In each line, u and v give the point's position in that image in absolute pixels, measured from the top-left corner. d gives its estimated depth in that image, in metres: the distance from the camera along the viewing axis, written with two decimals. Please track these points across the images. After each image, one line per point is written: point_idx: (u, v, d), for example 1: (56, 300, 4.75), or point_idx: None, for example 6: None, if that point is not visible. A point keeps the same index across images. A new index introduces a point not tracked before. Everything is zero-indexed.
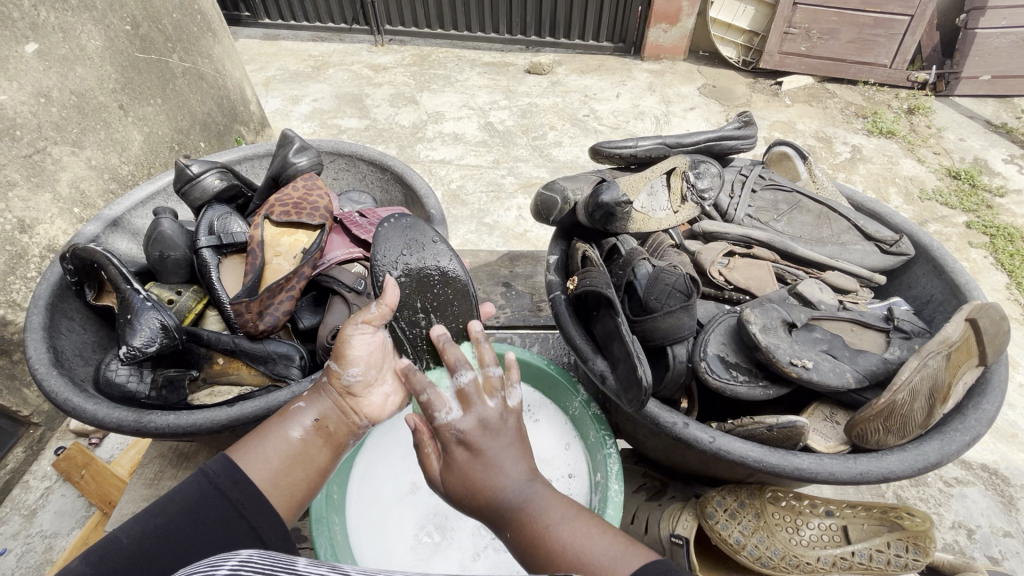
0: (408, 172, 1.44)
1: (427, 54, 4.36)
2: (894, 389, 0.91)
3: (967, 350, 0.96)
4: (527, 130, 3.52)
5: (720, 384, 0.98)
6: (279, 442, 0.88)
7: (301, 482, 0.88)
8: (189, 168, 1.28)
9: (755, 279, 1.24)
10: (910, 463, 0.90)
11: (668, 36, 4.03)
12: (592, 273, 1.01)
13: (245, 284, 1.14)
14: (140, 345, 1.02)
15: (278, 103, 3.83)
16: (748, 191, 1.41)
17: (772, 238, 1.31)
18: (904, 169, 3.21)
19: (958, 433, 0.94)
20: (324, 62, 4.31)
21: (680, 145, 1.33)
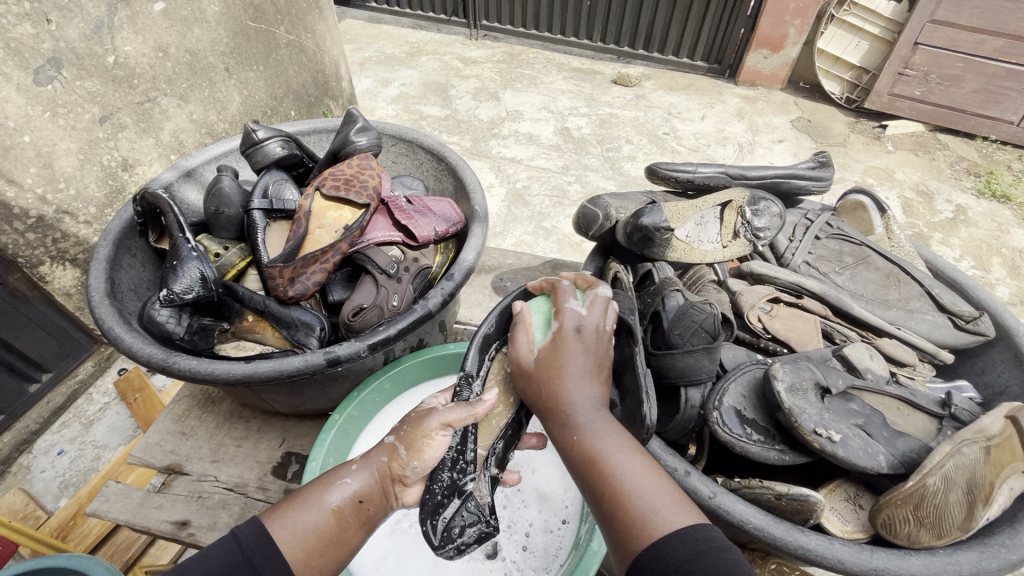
0: (462, 166, 1.47)
1: (518, 53, 4.40)
2: (926, 473, 0.81)
3: (1014, 454, 0.90)
4: (602, 140, 3.47)
5: (729, 438, 0.92)
6: (316, 515, 0.79)
7: (329, 563, 0.77)
8: (255, 133, 1.35)
9: (795, 332, 1.16)
10: (935, 569, 0.83)
11: (768, 63, 3.84)
12: (622, 297, 1.01)
13: (285, 249, 1.17)
14: (179, 290, 1.09)
15: (370, 83, 4.00)
16: (810, 237, 1.36)
17: (824, 290, 1.22)
18: (1014, 240, 2.88)
19: (1001, 550, 0.87)
20: (418, 49, 4.46)
21: (744, 177, 1.28)
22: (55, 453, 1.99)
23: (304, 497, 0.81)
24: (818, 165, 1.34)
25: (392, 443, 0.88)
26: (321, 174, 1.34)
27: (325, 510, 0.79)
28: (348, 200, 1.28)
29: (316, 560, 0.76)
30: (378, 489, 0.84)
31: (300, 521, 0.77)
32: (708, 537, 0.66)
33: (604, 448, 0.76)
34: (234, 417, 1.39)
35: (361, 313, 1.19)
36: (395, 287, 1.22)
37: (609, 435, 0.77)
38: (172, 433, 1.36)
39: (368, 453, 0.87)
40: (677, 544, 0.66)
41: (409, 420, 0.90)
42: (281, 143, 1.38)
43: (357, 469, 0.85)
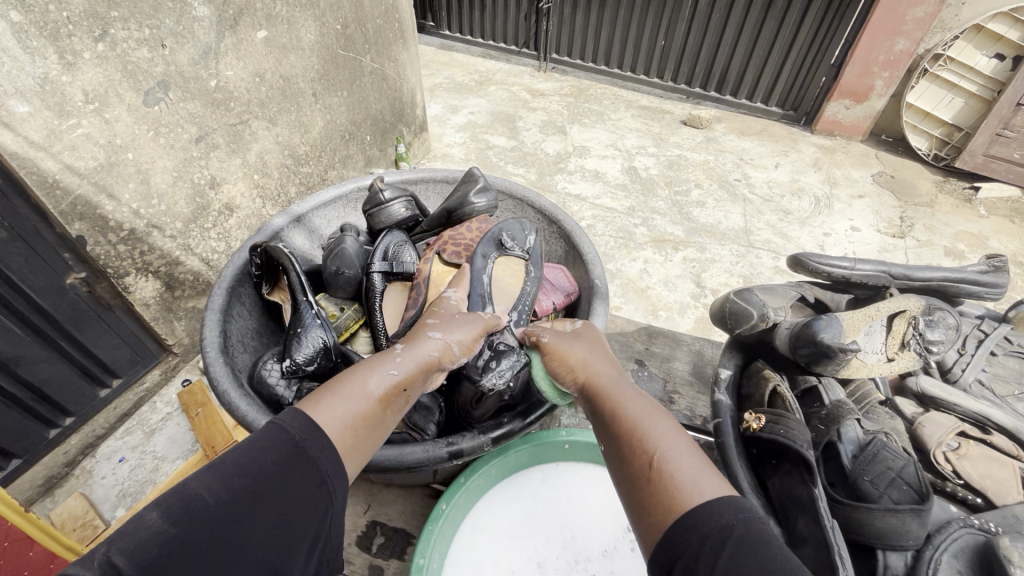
0: (575, 232, 1.50)
1: (586, 88, 4.40)
2: None
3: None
4: (670, 182, 3.40)
5: None
6: (360, 395, 0.86)
7: (370, 444, 0.84)
8: (382, 194, 1.44)
9: (992, 477, 1.21)
10: None
11: (849, 113, 3.69)
12: (793, 427, 1.17)
13: (406, 319, 1.24)
14: (301, 359, 1.08)
15: (439, 109, 4.07)
16: (983, 353, 1.49)
17: (1015, 425, 1.32)
18: None
19: None
20: (487, 78, 4.52)
21: (907, 278, 1.36)
22: (117, 460, 2.01)
23: (348, 379, 0.88)
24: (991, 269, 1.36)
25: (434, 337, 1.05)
26: (440, 238, 1.42)
27: (369, 390, 0.88)
28: (466, 266, 1.34)
29: (360, 432, 0.82)
30: (419, 371, 0.98)
31: (347, 396, 0.84)
32: (742, 516, 0.68)
33: (640, 418, 0.86)
34: None
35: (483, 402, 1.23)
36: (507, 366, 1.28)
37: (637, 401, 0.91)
38: None
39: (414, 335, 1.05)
40: (709, 516, 0.69)
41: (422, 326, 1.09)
42: (405, 205, 1.45)
43: (398, 360, 0.97)
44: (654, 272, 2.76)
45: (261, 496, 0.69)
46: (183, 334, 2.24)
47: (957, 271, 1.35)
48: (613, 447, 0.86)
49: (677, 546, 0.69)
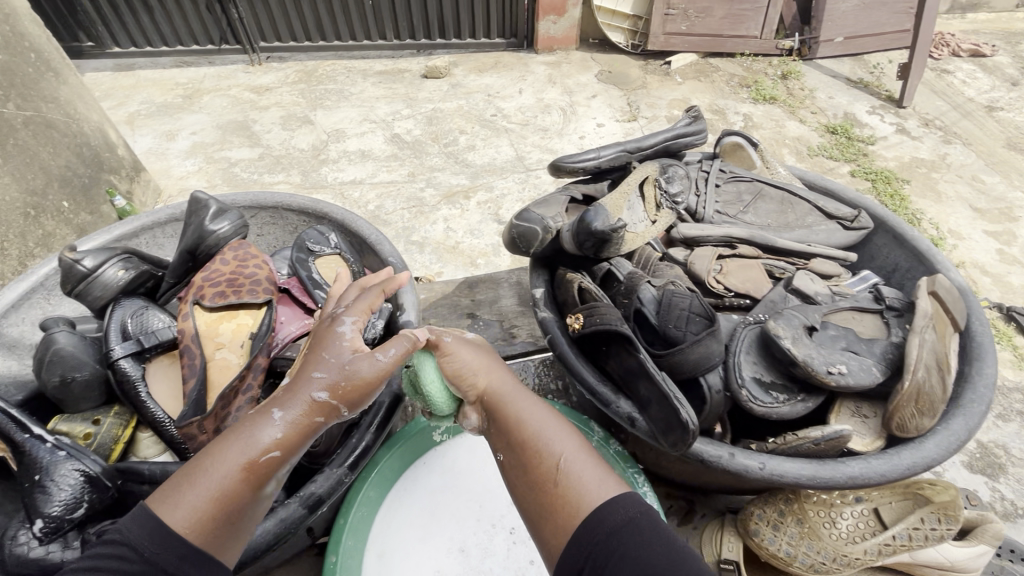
0: (350, 220, 1.55)
1: (313, 69, 4.07)
2: (914, 371, 1.09)
3: (946, 319, 1.20)
4: (436, 137, 3.40)
5: (764, 409, 1.15)
6: (218, 477, 0.80)
7: (227, 521, 0.80)
8: (82, 264, 1.31)
9: (751, 281, 1.38)
10: (945, 444, 1.10)
11: (558, 27, 4.07)
12: (601, 311, 1.20)
13: (190, 402, 1.19)
14: (57, 504, 1.04)
15: (151, 141, 3.40)
16: (712, 187, 1.53)
17: (751, 234, 1.45)
18: (790, 131, 3.48)
19: (973, 405, 1.15)
20: (195, 89, 3.89)
21: (640, 149, 1.54)
22: None
23: (212, 456, 0.81)
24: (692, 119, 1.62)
25: (322, 382, 0.88)
26: (194, 286, 1.38)
27: (232, 469, 0.81)
28: (240, 303, 1.34)
29: (224, 507, 0.79)
30: (314, 424, 0.87)
31: (205, 483, 0.78)
32: (639, 511, 0.79)
33: (546, 438, 0.90)
34: None
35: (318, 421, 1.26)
36: None
37: (526, 407, 0.95)
38: None
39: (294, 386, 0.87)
40: (619, 516, 0.78)
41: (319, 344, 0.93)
42: (122, 264, 1.36)
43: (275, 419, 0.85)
44: (457, 226, 2.79)
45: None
46: None
47: (671, 132, 1.57)
48: (516, 462, 0.90)
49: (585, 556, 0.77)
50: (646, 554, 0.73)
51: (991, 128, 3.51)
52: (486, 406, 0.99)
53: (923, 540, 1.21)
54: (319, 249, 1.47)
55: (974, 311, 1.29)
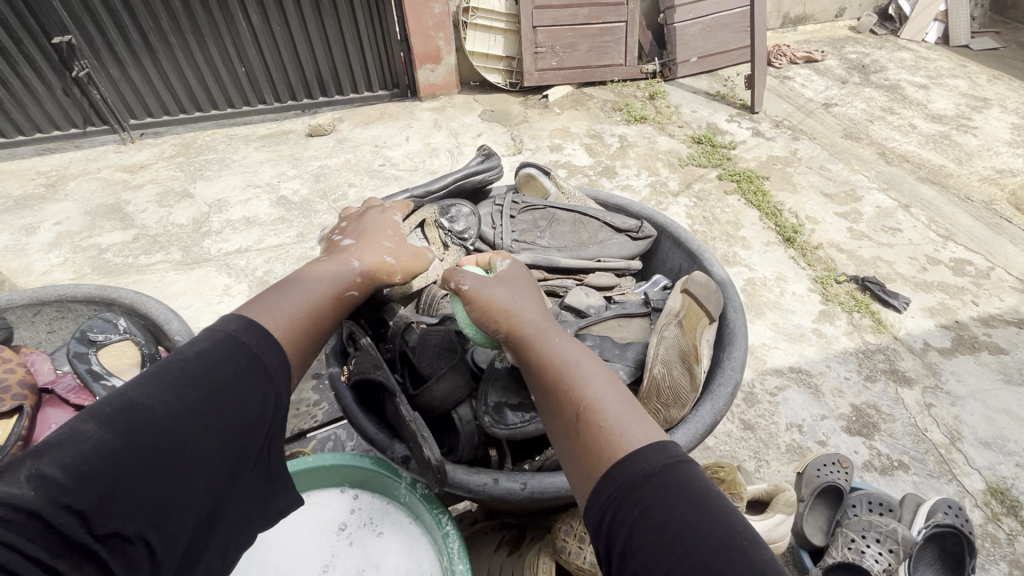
0: (136, 300, 1.60)
1: (192, 141, 3.95)
2: (652, 366, 1.12)
3: (697, 316, 1.21)
4: (325, 194, 3.37)
5: (506, 433, 1.15)
6: (293, 295, 1.01)
7: (292, 330, 0.96)
8: None
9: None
10: (691, 433, 1.09)
11: (437, 74, 4.21)
12: (359, 359, 1.21)
13: None
14: None
15: (7, 237, 3.13)
16: (507, 219, 1.58)
17: (537, 258, 1.50)
18: (662, 146, 3.76)
19: (721, 388, 1.16)
20: (59, 175, 3.65)
21: (429, 192, 1.58)
22: None
23: (298, 282, 1.05)
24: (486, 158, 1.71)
25: (362, 264, 1.14)
26: None
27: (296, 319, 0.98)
28: None
29: (308, 331, 0.99)
30: (347, 299, 1.10)
31: (291, 289, 1.02)
32: (673, 454, 0.72)
33: (577, 367, 0.88)
34: None
35: None
36: None
37: (572, 344, 0.92)
38: None
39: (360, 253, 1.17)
40: (642, 457, 0.71)
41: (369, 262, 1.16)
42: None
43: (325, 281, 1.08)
44: None
45: (201, 417, 0.80)
46: None
47: (462, 172, 1.65)
48: (549, 391, 0.88)
49: (607, 485, 0.71)
50: (663, 502, 0.67)
51: (830, 123, 3.96)
52: (511, 339, 0.96)
53: None
54: None
55: (728, 300, 1.32)
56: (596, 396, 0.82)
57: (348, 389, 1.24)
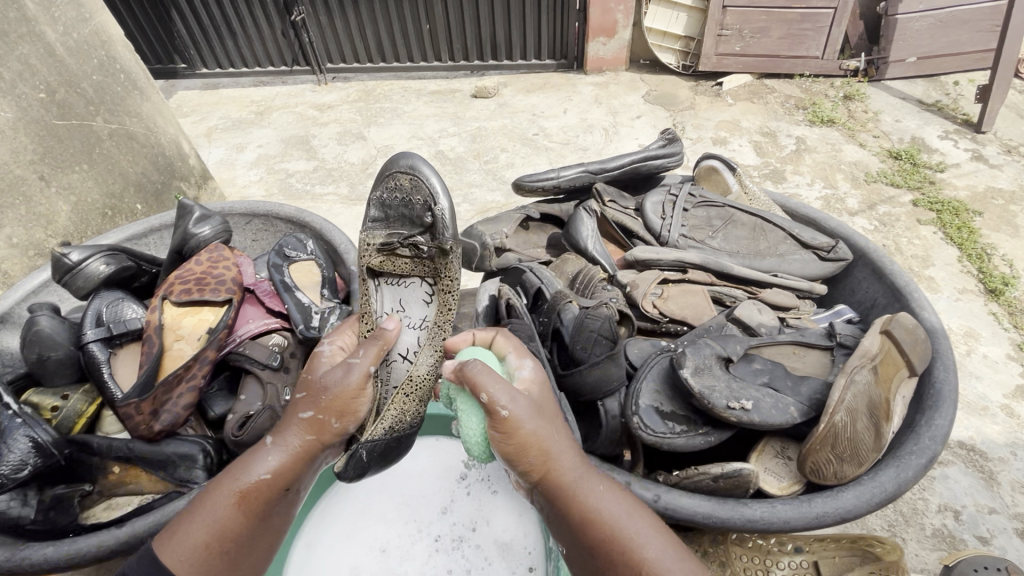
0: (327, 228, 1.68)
1: (372, 88, 4.33)
2: (833, 412, 0.95)
3: (897, 365, 1.00)
4: (479, 154, 3.50)
5: (656, 438, 1.02)
6: (201, 514, 0.90)
7: (226, 538, 0.89)
8: (69, 258, 1.43)
9: (691, 306, 1.29)
10: (866, 497, 0.94)
11: (607, 49, 4.09)
12: (518, 322, 1.14)
13: (140, 377, 1.31)
14: (10, 469, 1.12)
15: (222, 152, 3.74)
16: (680, 211, 1.43)
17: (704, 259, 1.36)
18: (848, 156, 3.28)
19: (913, 456, 0.98)
20: (266, 106, 4.24)
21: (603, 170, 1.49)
22: None
23: (210, 489, 0.92)
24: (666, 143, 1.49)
25: (300, 414, 0.95)
26: (167, 282, 1.52)
27: (229, 497, 0.90)
28: (206, 300, 1.46)
29: (214, 544, 0.89)
30: (275, 493, 0.92)
31: (195, 517, 0.89)
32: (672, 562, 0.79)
33: (622, 523, 0.83)
34: None
35: None
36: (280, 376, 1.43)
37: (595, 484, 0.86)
38: None
39: (280, 421, 0.96)
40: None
41: (325, 401, 0.94)
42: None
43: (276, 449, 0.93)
44: None
45: None
46: None
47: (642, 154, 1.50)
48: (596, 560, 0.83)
49: None
50: None
51: None
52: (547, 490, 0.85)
53: None
54: None
55: (938, 354, 1.10)
56: (636, 545, 0.81)
57: None
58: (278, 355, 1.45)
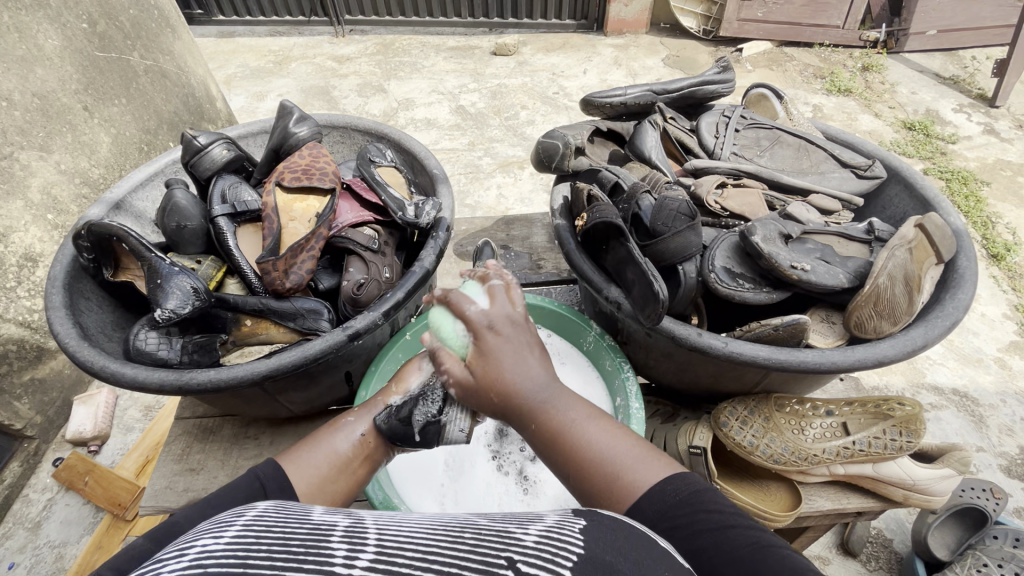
0: (406, 140, 1.22)
1: (391, 42, 4.05)
2: (875, 274, 0.81)
3: (926, 252, 0.84)
4: (499, 111, 3.31)
5: (729, 291, 0.83)
6: (327, 451, 0.72)
7: (341, 493, 0.70)
8: (196, 139, 1.04)
9: (749, 206, 1.01)
10: (902, 348, 0.78)
11: (630, 10, 3.77)
12: (602, 204, 0.81)
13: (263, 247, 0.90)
14: (174, 307, 0.79)
15: (243, 100, 3.54)
16: (732, 130, 1.19)
17: (760, 169, 1.10)
18: (861, 125, 3.04)
19: (938, 319, 0.81)
20: (285, 56, 3.95)
21: (666, 92, 1.23)
22: (6, 569, 1.65)
23: (313, 437, 0.75)
24: (721, 71, 1.27)
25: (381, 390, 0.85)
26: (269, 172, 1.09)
27: (337, 452, 0.73)
28: (311, 188, 0.98)
29: (341, 476, 0.71)
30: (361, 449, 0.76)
31: (310, 456, 0.70)
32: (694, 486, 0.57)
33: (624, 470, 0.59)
34: (240, 439, 1.03)
35: (362, 286, 0.91)
36: (388, 264, 0.96)
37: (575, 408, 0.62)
38: (179, 472, 0.99)
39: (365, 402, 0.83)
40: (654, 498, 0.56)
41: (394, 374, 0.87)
42: (227, 146, 1.06)
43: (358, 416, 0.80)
44: (510, 192, 2.70)
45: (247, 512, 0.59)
46: (34, 413, 1.82)
47: (699, 76, 1.24)
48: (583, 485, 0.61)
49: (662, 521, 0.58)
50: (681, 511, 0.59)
51: None
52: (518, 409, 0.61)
53: (883, 450, 0.90)
54: (377, 159, 1.08)
55: (959, 249, 0.90)
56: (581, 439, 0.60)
57: (569, 232, 0.91)
58: (382, 238, 0.97)
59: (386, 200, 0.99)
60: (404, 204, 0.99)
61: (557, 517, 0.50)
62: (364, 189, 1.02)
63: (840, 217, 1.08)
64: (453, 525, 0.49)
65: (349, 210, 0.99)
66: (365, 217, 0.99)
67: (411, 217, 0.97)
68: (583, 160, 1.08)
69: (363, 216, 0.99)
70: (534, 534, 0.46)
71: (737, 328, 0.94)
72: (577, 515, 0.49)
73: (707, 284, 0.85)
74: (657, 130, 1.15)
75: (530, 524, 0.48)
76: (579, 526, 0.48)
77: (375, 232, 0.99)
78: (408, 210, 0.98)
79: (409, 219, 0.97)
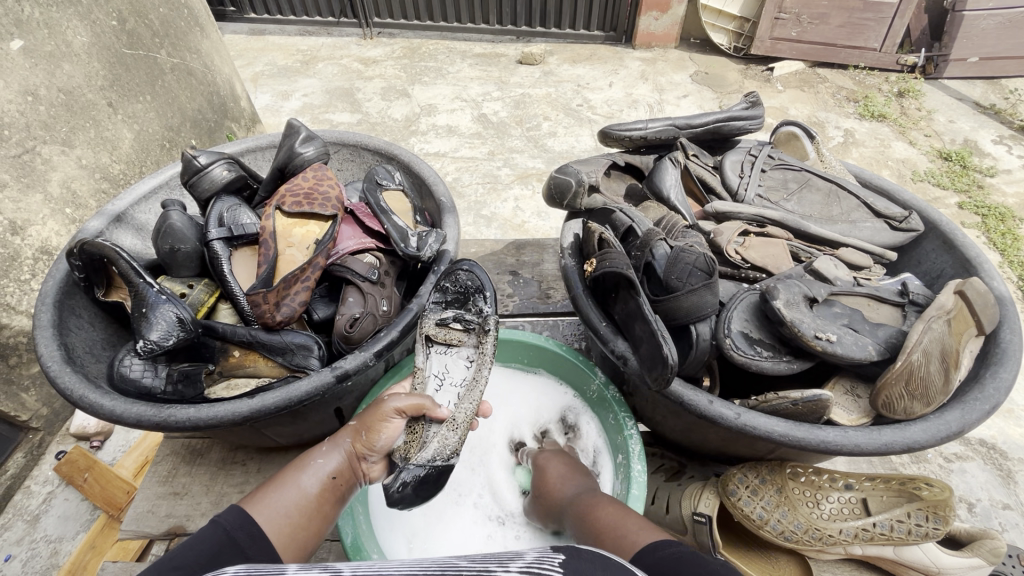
0: (416, 163, 1.20)
1: (418, 47, 3.93)
2: (908, 350, 0.75)
3: (966, 322, 0.78)
4: (521, 121, 3.15)
5: (744, 360, 0.79)
6: (292, 492, 0.73)
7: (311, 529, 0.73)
8: (197, 159, 1.02)
9: (773, 257, 0.97)
10: (932, 432, 0.73)
11: (660, 24, 3.67)
12: (611, 253, 0.80)
13: (259, 275, 0.91)
14: (156, 339, 0.79)
15: (268, 98, 3.41)
16: (758, 171, 1.13)
17: (785, 216, 1.04)
18: (896, 152, 2.92)
19: (977, 401, 0.76)
20: (312, 56, 3.85)
21: (690, 127, 1.18)
22: (2, 561, 1.55)
23: (278, 478, 0.75)
24: (750, 106, 1.24)
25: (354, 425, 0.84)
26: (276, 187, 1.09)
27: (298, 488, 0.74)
28: (314, 213, 0.98)
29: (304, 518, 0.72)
30: (325, 491, 0.76)
31: (275, 500, 0.71)
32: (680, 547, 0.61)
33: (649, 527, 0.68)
34: (227, 464, 1.06)
35: (356, 321, 0.91)
36: (387, 296, 0.96)
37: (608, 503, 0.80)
38: (163, 496, 1.03)
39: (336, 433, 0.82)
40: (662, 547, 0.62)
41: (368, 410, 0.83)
42: (228, 166, 1.06)
43: (327, 450, 0.80)
44: (528, 206, 2.55)
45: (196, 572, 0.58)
46: (41, 403, 1.72)
47: (725, 111, 1.19)
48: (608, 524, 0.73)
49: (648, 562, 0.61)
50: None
51: None
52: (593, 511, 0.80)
53: (906, 535, 0.86)
54: (385, 182, 1.07)
55: (1003, 318, 0.84)
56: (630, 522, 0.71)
57: (577, 272, 0.90)
58: (384, 267, 0.97)
59: (389, 229, 0.99)
60: (408, 235, 0.99)
61: (537, 553, 0.50)
62: (369, 215, 1.02)
63: (870, 272, 1.03)
64: (434, 566, 0.49)
65: (351, 233, 1.00)
66: (367, 242, 0.99)
67: (410, 248, 0.97)
68: (599, 197, 1.05)
69: (364, 241, 0.99)
70: (514, 571, 0.47)
71: (749, 395, 0.90)
72: (554, 552, 0.50)
73: (722, 348, 0.80)
74: (678, 167, 1.10)
75: (509, 561, 0.49)
76: (555, 561, 0.48)
77: (375, 257, 1.00)
78: (411, 241, 0.98)
79: (411, 251, 0.97)
